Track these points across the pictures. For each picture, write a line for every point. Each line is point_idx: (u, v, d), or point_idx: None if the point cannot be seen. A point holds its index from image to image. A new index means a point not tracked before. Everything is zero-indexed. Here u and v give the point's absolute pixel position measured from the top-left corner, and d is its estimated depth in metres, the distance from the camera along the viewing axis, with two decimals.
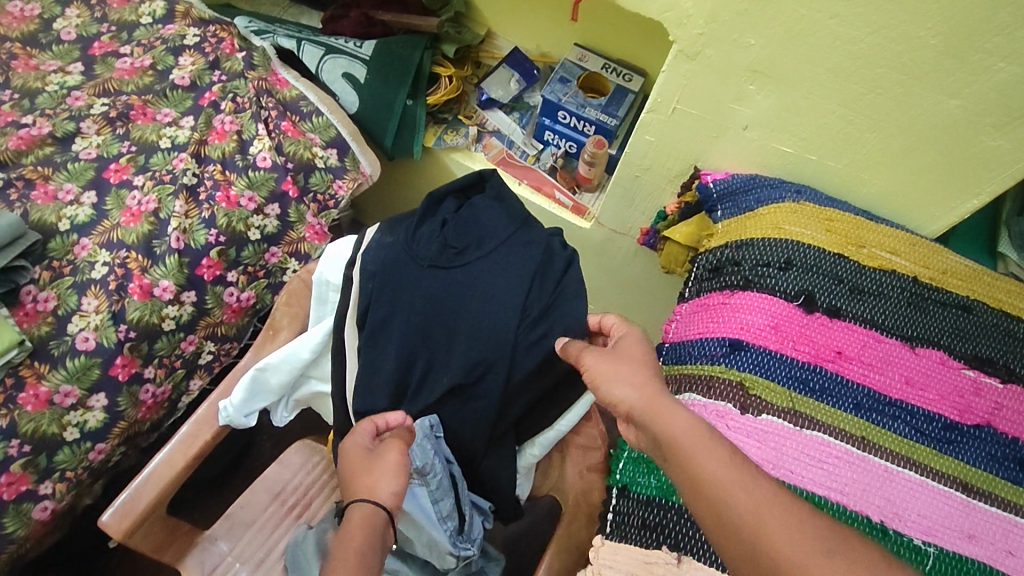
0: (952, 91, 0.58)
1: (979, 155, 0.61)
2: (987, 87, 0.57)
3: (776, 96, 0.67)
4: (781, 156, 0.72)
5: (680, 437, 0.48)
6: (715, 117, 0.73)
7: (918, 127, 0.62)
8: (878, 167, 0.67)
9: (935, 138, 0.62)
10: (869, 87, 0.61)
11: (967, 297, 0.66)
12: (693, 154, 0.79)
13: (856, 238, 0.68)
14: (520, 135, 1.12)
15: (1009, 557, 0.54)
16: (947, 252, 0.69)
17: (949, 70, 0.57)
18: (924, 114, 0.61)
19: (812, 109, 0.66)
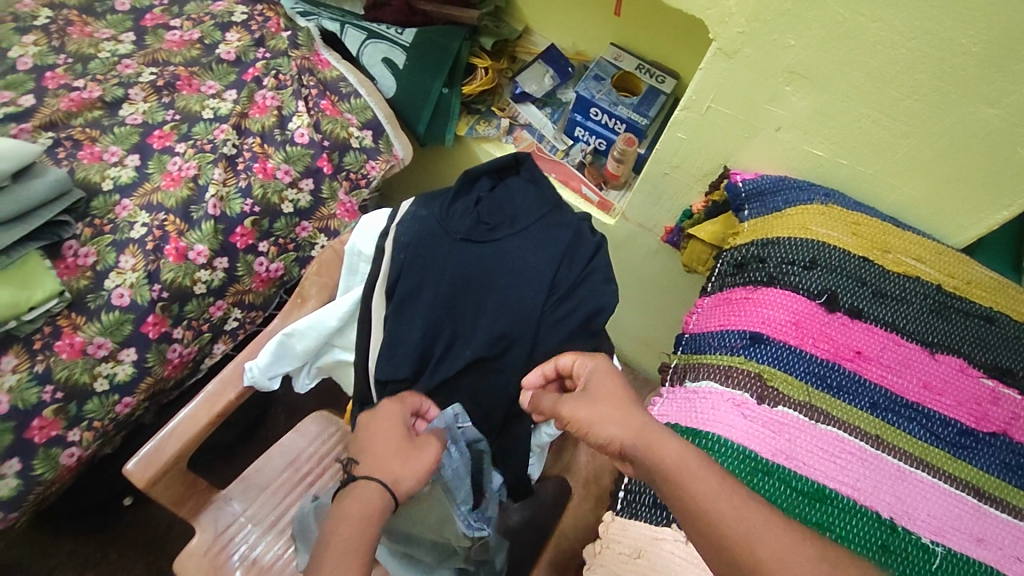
0: (990, 101, 0.58)
1: (1013, 167, 0.62)
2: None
3: (811, 99, 0.68)
4: (813, 159, 0.73)
5: (671, 468, 0.48)
6: (749, 117, 0.74)
7: (953, 135, 0.62)
8: (908, 174, 0.68)
9: (969, 147, 0.62)
10: (906, 93, 0.61)
11: (990, 308, 0.67)
12: (724, 154, 0.80)
13: (882, 243, 0.69)
14: (550, 130, 1.14)
15: (1017, 563, 0.55)
16: (972, 264, 0.69)
17: (989, 79, 0.57)
18: (960, 122, 0.61)
19: (847, 112, 0.66)
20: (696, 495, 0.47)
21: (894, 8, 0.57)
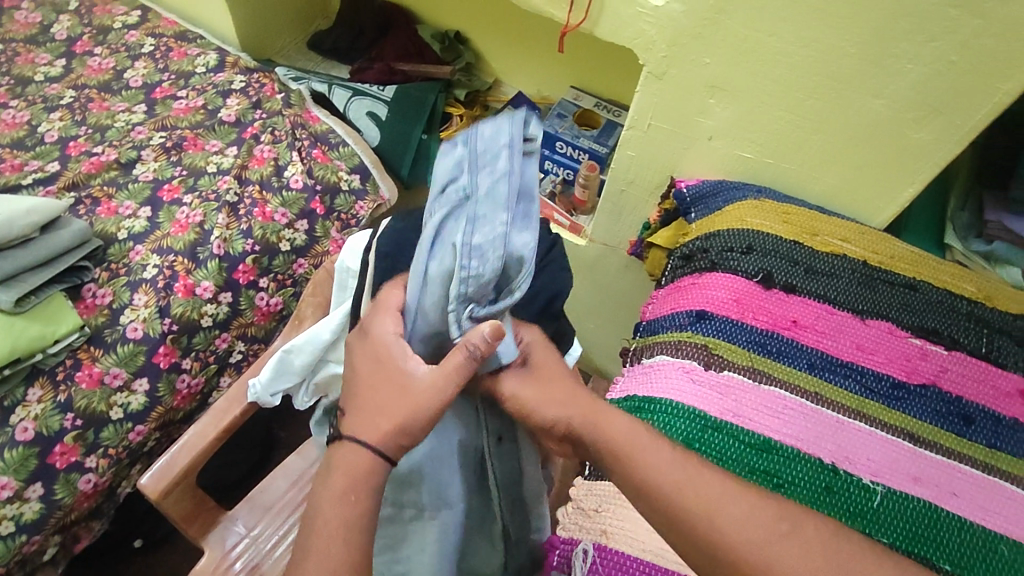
0: (875, 92, 0.68)
1: (907, 148, 0.71)
2: (905, 88, 0.66)
3: (733, 107, 0.78)
4: (743, 161, 0.83)
5: (621, 444, 0.54)
6: (684, 130, 0.85)
7: (852, 125, 0.72)
8: (825, 166, 0.78)
9: (867, 134, 0.72)
10: (807, 93, 0.72)
11: (913, 277, 0.74)
12: (669, 165, 0.90)
13: (810, 228, 0.77)
14: None
15: (953, 497, 0.60)
16: (893, 241, 0.78)
17: (869, 74, 0.67)
18: (857, 114, 0.71)
19: (764, 116, 0.77)
20: (669, 484, 0.51)
21: (782, 23, 0.68)
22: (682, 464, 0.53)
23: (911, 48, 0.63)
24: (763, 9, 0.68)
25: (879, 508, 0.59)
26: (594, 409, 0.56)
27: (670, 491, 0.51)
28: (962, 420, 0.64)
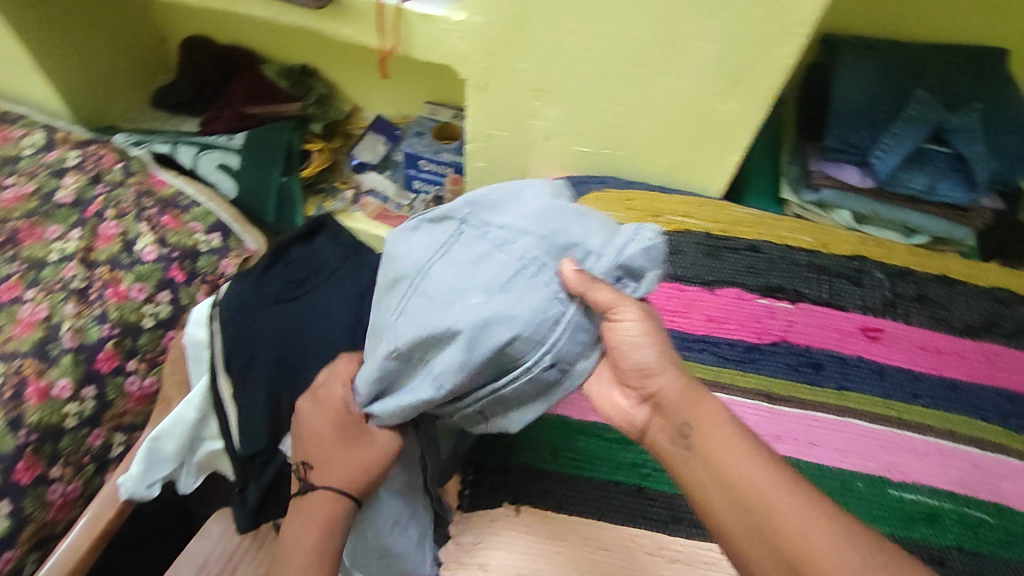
0: (678, 73, 0.70)
1: (721, 119, 0.73)
2: (704, 65, 0.68)
3: (560, 105, 0.79)
4: (584, 155, 0.84)
5: (710, 430, 0.53)
6: (523, 135, 0.85)
7: (667, 107, 0.74)
8: (656, 147, 0.79)
9: (684, 112, 0.74)
10: (620, 83, 0.73)
11: (754, 240, 0.77)
12: (519, 170, 0.91)
13: (652, 210, 0.79)
14: (393, 190, 1.22)
15: (812, 447, 0.65)
16: (733, 207, 0.80)
17: (669, 57, 0.69)
18: (669, 95, 0.73)
19: (589, 110, 0.78)
20: (753, 484, 0.49)
21: (580, 21, 0.69)
22: (769, 473, 0.50)
23: (698, 27, 0.65)
24: (559, 10, 0.68)
25: None
26: (813, 396, 0.57)
27: (764, 492, 0.49)
28: (812, 369, 0.68)
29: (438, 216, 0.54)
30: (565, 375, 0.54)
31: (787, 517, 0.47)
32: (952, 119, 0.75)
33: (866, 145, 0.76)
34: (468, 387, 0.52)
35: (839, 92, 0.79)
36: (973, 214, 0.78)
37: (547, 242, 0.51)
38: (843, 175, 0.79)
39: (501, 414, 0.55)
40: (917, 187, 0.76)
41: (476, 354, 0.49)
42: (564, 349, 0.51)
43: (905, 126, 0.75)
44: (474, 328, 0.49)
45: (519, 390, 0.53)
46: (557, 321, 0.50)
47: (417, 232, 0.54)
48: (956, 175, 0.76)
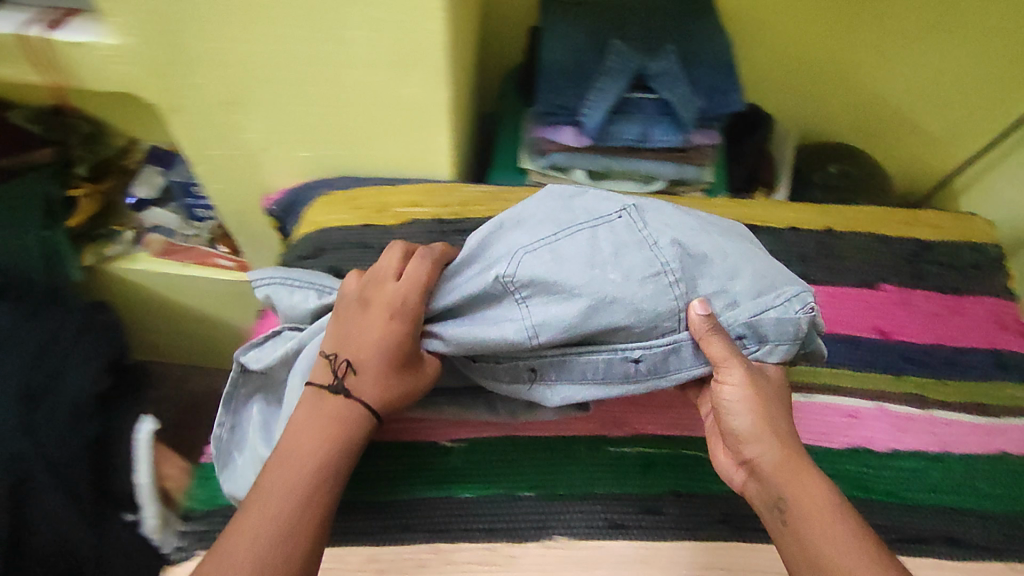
0: (343, 65, 0.66)
1: (408, 104, 0.69)
2: (362, 51, 0.64)
3: (257, 115, 0.74)
4: (309, 159, 0.80)
5: (811, 513, 0.46)
6: (241, 148, 0.80)
7: (353, 100, 0.70)
8: (368, 140, 0.76)
9: (370, 102, 0.70)
10: (297, 82, 0.69)
11: (484, 217, 0.76)
12: (260, 184, 0.86)
13: (379, 205, 0.77)
14: (175, 221, 1.13)
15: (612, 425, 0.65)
16: (464, 186, 0.78)
17: (326, 49, 0.64)
18: (348, 87, 0.68)
19: (286, 113, 0.74)
20: (829, 556, 0.44)
21: (222, 26, 0.63)
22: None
23: (337, 16, 0.61)
24: (195, 18, 0.63)
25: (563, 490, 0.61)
26: (785, 471, 0.49)
27: (823, 545, 0.45)
28: None
29: (513, 220, 0.55)
30: (657, 381, 0.53)
31: (826, 560, 0.44)
32: (649, 65, 0.73)
33: (573, 104, 0.75)
34: (609, 341, 0.52)
35: (545, 57, 0.75)
36: (692, 154, 0.79)
37: (686, 241, 0.52)
38: (563, 138, 0.77)
39: (552, 378, 0.54)
40: (630, 137, 0.75)
41: (670, 324, 0.50)
42: (688, 354, 0.51)
43: (606, 80, 0.74)
44: (596, 298, 0.49)
45: (595, 364, 0.53)
46: (677, 341, 0.50)
47: (591, 194, 0.54)
48: (666, 117, 0.75)
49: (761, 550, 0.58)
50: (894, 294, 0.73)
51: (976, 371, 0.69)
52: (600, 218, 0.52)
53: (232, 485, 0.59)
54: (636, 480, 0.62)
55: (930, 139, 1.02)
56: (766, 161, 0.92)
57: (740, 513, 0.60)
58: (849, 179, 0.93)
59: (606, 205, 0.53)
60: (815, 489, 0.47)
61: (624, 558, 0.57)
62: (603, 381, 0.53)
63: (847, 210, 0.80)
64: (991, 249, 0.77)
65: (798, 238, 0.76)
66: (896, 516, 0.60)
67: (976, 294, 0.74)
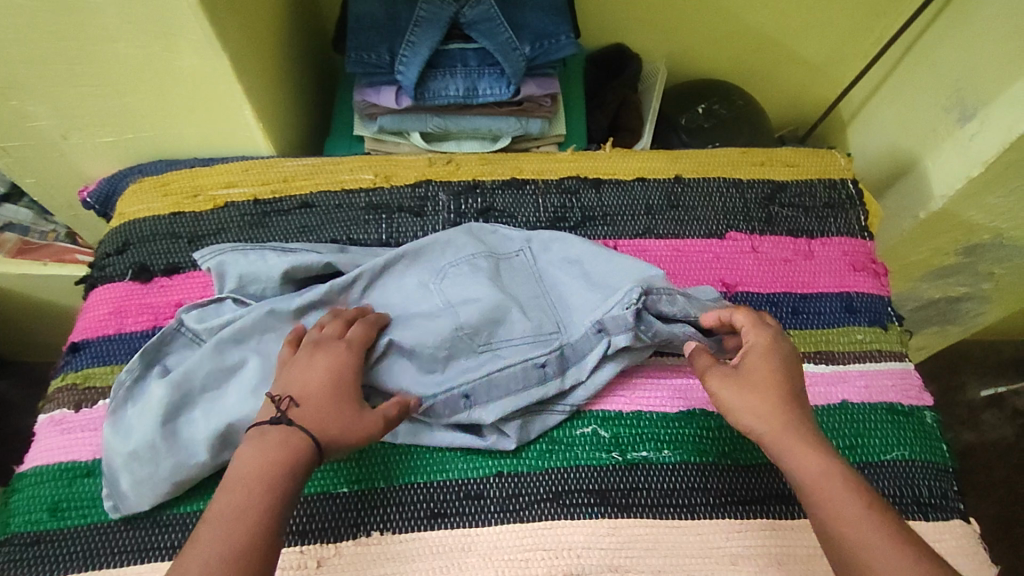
0: (112, 38, 0.56)
1: (200, 75, 0.61)
2: (119, 23, 0.55)
3: (42, 103, 0.63)
4: (116, 145, 0.70)
5: (809, 486, 0.49)
6: (35, 140, 0.68)
7: (139, 75, 0.61)
8: (170, 117, 0.67)
9: (160, 76, 0.61)
10: (71, 61, 0.58)
11: (308, 193, 0.70)
12: (71, 175, 0.75)
13: (191, 189, 0.69)
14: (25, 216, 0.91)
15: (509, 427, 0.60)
16: (284, 160, 0.72)
17: (90, 19, 0.54)
18: (118, 64, 0.59)
19: (73, 98, 0.63)
20: (840, 528, 0.47)
21: None
22: (886, 537, 0.46)
23: None
24: None
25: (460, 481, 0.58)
26: (786, 438, 0.51)
27: (832, 509, 0.47)
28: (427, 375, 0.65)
29: (422, 263, 0.64)
30: (565, 383, 0.60)
31: (839, 519, 0.47)
32: (463, 11, 0.70)
33: (387, 60, 0.70)
34: (519, 355, 0.60)
35: (354, 13, 0.71)
36: (528, 106, 0.75)
37: (580, 265, 0.65)
38: (384, 100, 0.72)
39: (481, 402, 0.59)
40: (454, 93, 0.71)
41: (551, 329, 0.62)
42: (578, 344, 0.61)
43: (419, 32, 0.70)
44: (486, 318, 0.61)
45: (512, 373, 0.59)
46: (593, 332, 0.61)
47: (498, 232, 0.67)
48: (491, 68, 0.72)
49: (584, 527, 0.56)
50: (743, 242, 0.70)
51: (823, 317, 0.67)
52: (501, 255, 0.66)
53: (119, 498, 0.54)
54: (460, 464, 0.59)
55: (807, 68, 1.01)
56: (627, 109, 0.90)
57: (566, 490, 0.58)
58: (715, 120, 0.91)
59: (508, 244, 0.67)
60: (809, 462, 0.50)
61: (438, 548, 0.55)
62: (525, 386, 0.59)
63: (701, 155, 0.75)
64: (847, 186, 0.74)
65: (646, 189, 0.72)
66: (725, 479, 0.59)
67: (827, 235, 0.72)
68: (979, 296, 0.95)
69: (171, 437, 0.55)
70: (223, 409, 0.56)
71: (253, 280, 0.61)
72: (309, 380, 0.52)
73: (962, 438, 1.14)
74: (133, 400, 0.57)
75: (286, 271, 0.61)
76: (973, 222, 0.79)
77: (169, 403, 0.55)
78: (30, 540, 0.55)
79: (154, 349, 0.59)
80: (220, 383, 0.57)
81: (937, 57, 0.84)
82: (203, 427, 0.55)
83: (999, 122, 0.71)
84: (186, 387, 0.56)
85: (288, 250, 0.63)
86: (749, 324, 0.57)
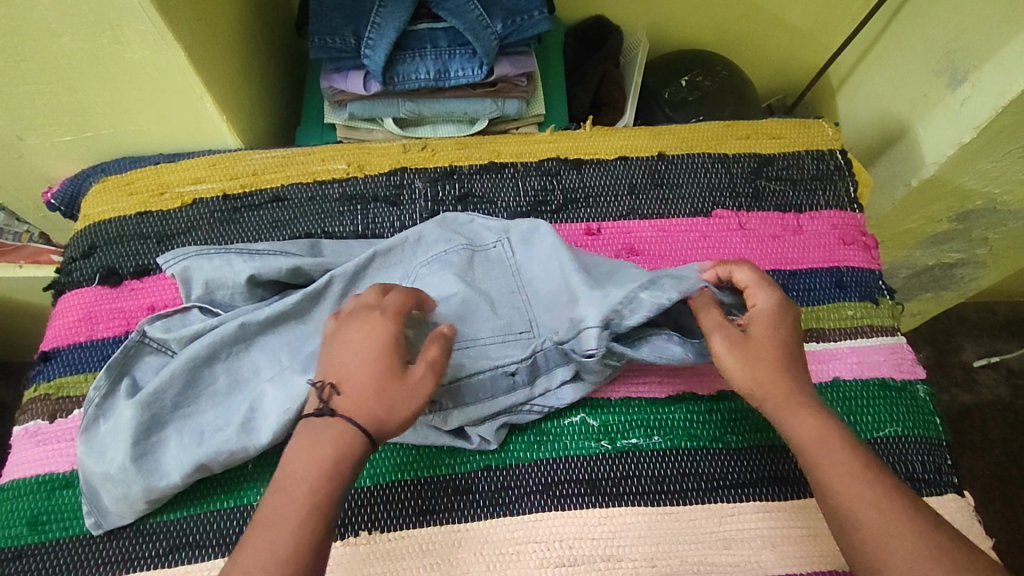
0: (53, 31, 0.53)
1: (156, 67, 0.58)
2: (61, 17, 0.52)
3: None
4: (76, 143, 0.68)
5: (803, 439, 0.49)
6: None
7: (89, 70, 0.58)
8: (129, 112, 0.64)
9: (112, 70, 0.58)
10: (13, 60, 0.55)
11: (279, 186, 0.68)
12: (34, 177, 0.73)
13: (157, 187, 0.67)
14: None
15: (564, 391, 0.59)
16: (252, 152, 0.69)
17: (26, 14, 0.51)
18: (67, 60, 0.56)
19: (22, 98, 0.60)
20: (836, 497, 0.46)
21: None
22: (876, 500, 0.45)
23: None
24: None
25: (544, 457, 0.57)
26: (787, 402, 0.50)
27: (831, 473, 0.47)
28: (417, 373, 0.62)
29: (396, 263, 0.62)
30: (535, 391, 0.58)
31: (840, 487, 0.46)
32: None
33: (353, 43, 0.68)
34: (489, 360, 0.57)
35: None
36: (503, 87, 0.73)
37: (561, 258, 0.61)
38: (352, 86, 0.70)
39: (449, 403, 0.56)
40: (424, 76, 0.69)
41: (522, 328, 0.59)
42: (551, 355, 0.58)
43: (385, 13, 0.67)
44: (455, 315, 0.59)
45: (483, 379, 0.57)
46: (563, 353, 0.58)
47: (475, 221, 0.65)
48: (462, 48, 0.69)
49: (576, 517, 0.55)
50: (730, 219, 0.68)
51: (813, 294, 0.65)
52: (477, 247, 0.63)
53: (100, 517, 0.53)
54: (446, 459, 0.57)
55: (794, 34, 0.98)
56: (609, 83, 0.87)
57: (556, 481, 0.56)
58: (699, 93, 0.88)
59: (485, 236, 0.64)
60: (806, 425, 0.49)
61: (429, 545, 0.53)
62: (506, 393, 0.57)
63: (684, 130, 0.73)
64: (835, 156, 0.72)
65: (629, 168, 0.70)
66: (717, 462, 0.58)
67: (816, 209, 0.70)
68: (973, 262, 0.93)
69: (143, 457, 0.53)
70: (200, 428, 0.55)
71: (220, 286, 0.59)
72: (351, 363, 0.47)
73: (957, 400, 1.14)
74: (103, 418, 0.55)
75: (253, 276, 0.58)
76: (966, 188, 0.78)
77: (140, 422, 0.54)
78: (10, 555, 0.53)
79: (121, 363, 0.57)
80: (191, 400, 0.56)
81: (924, 19, 0.81)
82: (178, 447, 0.54)
83: (992, 85, 0.68)
84: (156, 405, 0.55)
85: (254, 252, 0.60)
86: (753, 286, 0.55)
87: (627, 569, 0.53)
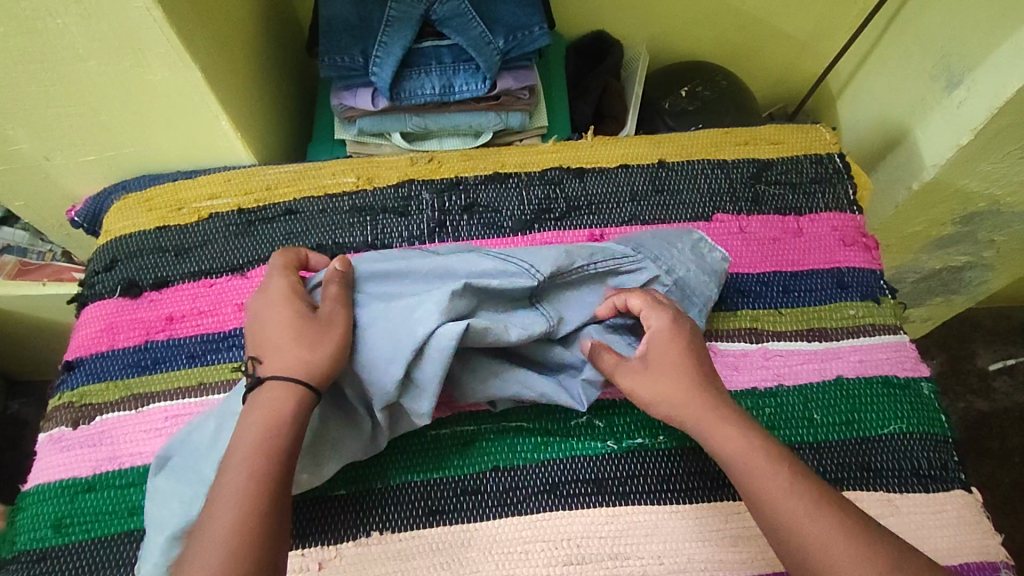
0: (74, 57, 0.56)
1: (173, 88, 0.61)
2: (86, 42, 0.55)
3: (22, 126, 0.63)
4: (99, 160, 0.71)
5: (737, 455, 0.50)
6: (18, 163, 0.69)
7: (111, 94, 0.61)
8: (147, 132, 0.67)
9: (133, 93, 0.61)
10: (40, 85, 0.59)
11: (292, 200, 0.70)
12: (57, 195, 0.76)
13: (175, 203, 0.70)
14: (23, 236, 0.90)
15: None
16: (265, 168, 0.72)
17: (50, 44, 0.55)
18: (89, 82, 0.59)
19: (49, 120, 0.63)
20: (775, 507, 0.47)
21: None
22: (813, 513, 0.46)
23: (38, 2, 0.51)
24: None
25: (552, 457, 0.58)
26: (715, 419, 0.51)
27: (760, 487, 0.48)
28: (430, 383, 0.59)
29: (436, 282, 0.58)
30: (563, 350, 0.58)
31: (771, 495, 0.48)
32: (434, 8, 0.70)
33: (361, 62, 0.71)
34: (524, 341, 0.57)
35: (325, 16, 0.71)
36: (506, 100, 0.75)
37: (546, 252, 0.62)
38: (361, 102, 0.73)
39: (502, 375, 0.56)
40: (429, 91, 0.72)
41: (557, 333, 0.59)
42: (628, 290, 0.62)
43: (391, 32, 0.70)
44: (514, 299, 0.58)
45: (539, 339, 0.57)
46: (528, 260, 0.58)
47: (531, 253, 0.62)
48: (466, 64, 0.72)
49: (583, 516, 0.56)
50: (731, 223, 0.70)
51: (814, 294, 0.66)
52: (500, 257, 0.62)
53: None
54: (454, 461, 0.58)
55: (793, 43, 1.00)
56: (611, 95, 0.89)
57: (562, 481, 0.57)
58: (699, 103, 0.90)
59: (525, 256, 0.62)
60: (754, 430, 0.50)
61: (438, 544, 0.54)
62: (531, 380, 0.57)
63: (682, 138, 0.75)
64: (834, 160, 0.74)
65: (630, 175, 0.72)
66: None
67: (816, 211, 0.71)
68: (981, 265, 0.94)
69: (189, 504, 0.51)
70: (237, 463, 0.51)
71: None
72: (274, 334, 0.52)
73: (974, 407, 1.13)
74: (149, 504, 0.51)
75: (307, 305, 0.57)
76: (968, 190, 0.78)
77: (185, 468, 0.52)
78: (36, 556, 0.55)
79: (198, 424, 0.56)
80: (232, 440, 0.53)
81: (921, 26, 0.82)
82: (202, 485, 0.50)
83: (987, 87, 0.69)
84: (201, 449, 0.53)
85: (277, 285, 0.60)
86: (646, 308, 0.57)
87: (634, 567, 0.54)
